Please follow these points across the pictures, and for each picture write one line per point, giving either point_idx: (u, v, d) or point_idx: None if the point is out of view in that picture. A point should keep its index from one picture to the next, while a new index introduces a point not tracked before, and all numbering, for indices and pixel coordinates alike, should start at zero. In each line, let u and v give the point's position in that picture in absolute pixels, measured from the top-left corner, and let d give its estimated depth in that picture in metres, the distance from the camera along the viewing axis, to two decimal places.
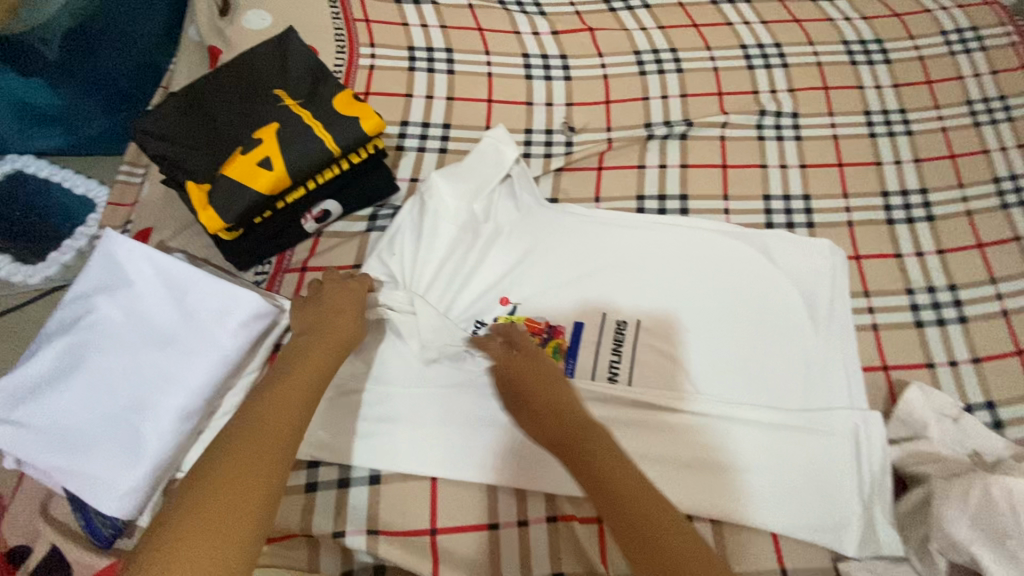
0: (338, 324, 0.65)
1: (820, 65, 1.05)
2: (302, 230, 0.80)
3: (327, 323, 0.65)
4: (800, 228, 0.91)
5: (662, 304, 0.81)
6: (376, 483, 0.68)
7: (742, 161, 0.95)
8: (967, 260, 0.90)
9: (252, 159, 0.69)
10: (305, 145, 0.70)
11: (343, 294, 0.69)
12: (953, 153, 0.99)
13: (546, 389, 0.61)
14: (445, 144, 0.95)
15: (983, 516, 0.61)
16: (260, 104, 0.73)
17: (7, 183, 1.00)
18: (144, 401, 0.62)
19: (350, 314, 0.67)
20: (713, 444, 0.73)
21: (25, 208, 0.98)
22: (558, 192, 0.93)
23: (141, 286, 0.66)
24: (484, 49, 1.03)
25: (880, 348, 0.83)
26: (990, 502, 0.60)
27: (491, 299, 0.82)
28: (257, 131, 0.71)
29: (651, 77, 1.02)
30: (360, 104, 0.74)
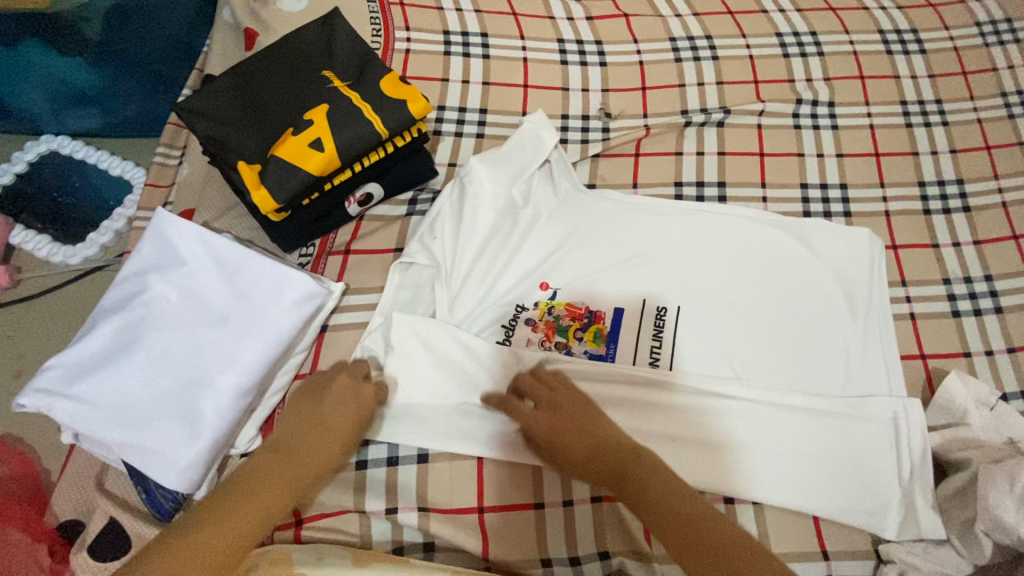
0: (326, 443, 0.61)
1: (855, 54, 1.05)
2: (346, 213, 0.80)
3: (312, 441, 0.60)
4: (837, 216, 0.92)
5: (700, 290, 0.82)
6: (424, 461, 0.69)
7: (780, 150, 0.95)
8: (1004, 252, 0.90)
9: (303, 140, 0.68)
10: (356, 128, 0.70)
11: (350, 402, 0.64)
12: (988, 145, 0.98)
13: (580, 439, 0.63)
14: (482, 129, 0.95)
15: None
16: (309, 85, 0.73)
17: (44, 166, 1.00)
18: (201, 378, 0.63)
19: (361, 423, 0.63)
20: (760, 430, 0.73)
21: (64, 189, 0.99)
22: (596, 178, 0.93)
23: (194, 265, 0.67)
24: (520, 34, 1.03)
25: (918, 337, 0.83)
26: None
27: (531, 284, 0.82)
28: (307, 112, 0.70)
29: (687, 64, 1.02)
30: (407, 87, 0.74)
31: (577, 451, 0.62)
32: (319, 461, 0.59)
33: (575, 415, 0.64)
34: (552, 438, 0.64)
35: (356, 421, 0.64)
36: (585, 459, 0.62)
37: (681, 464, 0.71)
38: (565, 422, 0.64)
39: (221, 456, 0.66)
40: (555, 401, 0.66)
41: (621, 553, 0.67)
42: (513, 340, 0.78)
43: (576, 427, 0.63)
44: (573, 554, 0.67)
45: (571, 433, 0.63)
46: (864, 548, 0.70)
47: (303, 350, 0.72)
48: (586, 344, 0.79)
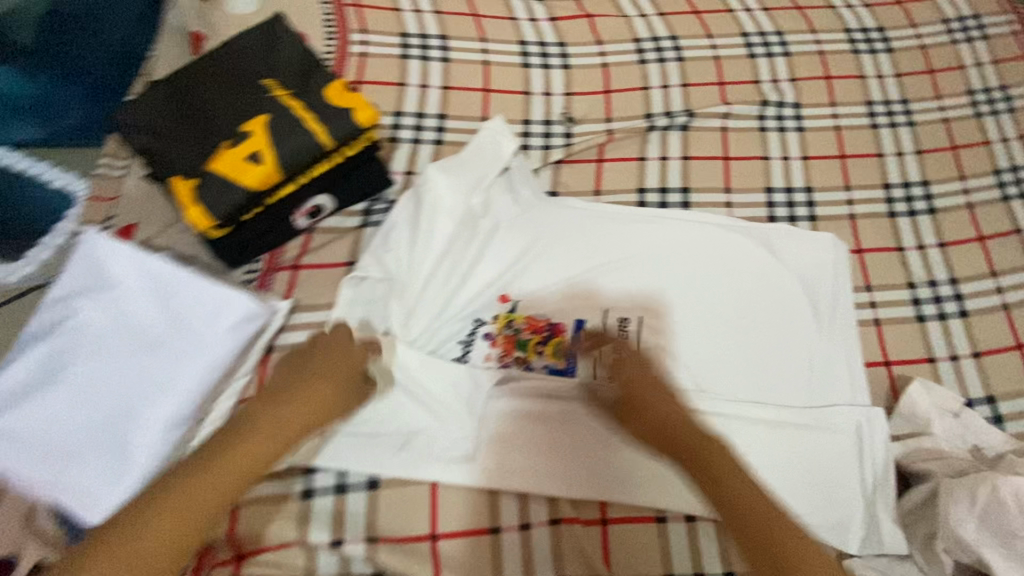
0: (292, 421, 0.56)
1: (822, 53, 1.03)
2: (293, 226, 0.76)
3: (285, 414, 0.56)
4: (802, 221, 0.90)
5: (663, 300, 0.80)
6: (375, 488, 0.66)
7: (745, 153, 0.94)
8: (969, 254, 0.89)
9: (240, 153, 0.65)
10: (297, 139, 0.67)
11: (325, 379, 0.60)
12: (955, 145, 0.98)
13: (660, 418, 0.64)
14: (441, 136, 0.91)
15: (993, 517, 0.60)
16: (248, 94, 0.69)
17: None
18: (136, 408, 0.60)
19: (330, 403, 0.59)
20: (724, 445, 0.71)
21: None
22: (558, 185, 0.90)
23: (127, 288, 0.64)
24: (480, 36, 1.00)
25: (883, 344, 0.82)
26: (1000, 503, 0.60)
27: (491, 297, 0.79)
28: (245, 123, 0.67)
29: (651, 66, 1.00)
30: (353, 95, 0.71)
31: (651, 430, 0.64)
32: (287, 437, 0.55)
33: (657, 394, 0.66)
34: (628, 398, 0.67)
35: (331, 395, 0.60)
36: (658, 439, 0.63)
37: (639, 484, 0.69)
38: (649, 400, 0.65)
39: None
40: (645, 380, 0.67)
41: None
42: (472, 356, 0.76)
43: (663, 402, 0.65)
44: None
45: (654, 413, 0.64)
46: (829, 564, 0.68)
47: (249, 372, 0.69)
48: (547, 358, 0.76)
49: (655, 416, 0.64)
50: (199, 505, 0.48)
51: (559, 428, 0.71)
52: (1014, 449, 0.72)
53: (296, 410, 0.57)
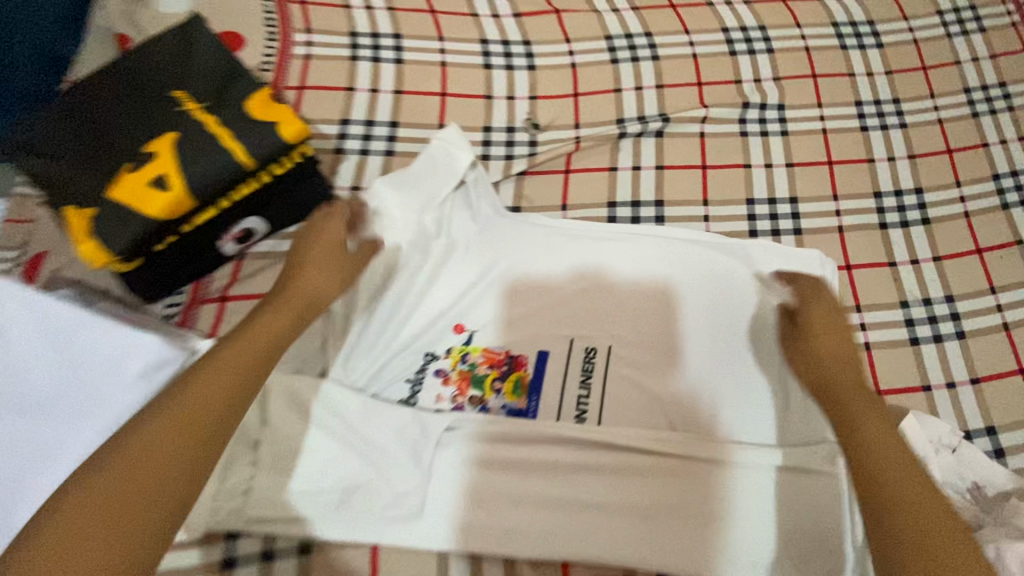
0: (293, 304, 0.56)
1: (807, 50, 0.96)
2: (221, 253, 0.68)
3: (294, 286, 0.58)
4: (787, 234, 0.83)
5: (634, 327, 0.73)
6: (307, 554, 0.59)
7: (724, 161, 0.86)
8: (966, 268, 0.82)
9: (143, 177, 0.57)
10: (210, 159, 0.59)
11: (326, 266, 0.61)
12: (950, 148, 0.91)
13: (839, 366, 0.61)
14: (392, 146, 0.84)
15: None
16: (155, 108, 0.61)
17: None
18: (15, 481, 0.51)
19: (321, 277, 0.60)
20: (700, 493, 0.64)
21: None
22: (521, 199, 0.83)
23: (14, 336, 0.56)
24: (438, 34, 0.92)
25: (873, 371, 0.75)
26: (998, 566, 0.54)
27: (444, 327, 0.72)
28: (150, 142, 0.59)
29: (624, 65, 0.92)
30: (278, 106, 0.63)
31: (851, 380, 0.59)
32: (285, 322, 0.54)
33: (845, 351, 0.62)
34: (808, 325, 0.65)
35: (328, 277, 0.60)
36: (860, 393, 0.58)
37: (608, 541, 0.62)
38: (834, 344, 0.63)
39: None
40: (828, 328, 0.64)
41: None
42: (421, 398, 0.68)
43: (839, 353, 0.62)
44: None
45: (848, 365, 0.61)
46: None
47: None
48: (505, 397, 0.69)
49: (834, 347, 0.62)
50: (223, 380, 0.46)
51: (516, 477, 0.64)
52: (1017, 490, 0.66)
53: (289, 295, 0.58)
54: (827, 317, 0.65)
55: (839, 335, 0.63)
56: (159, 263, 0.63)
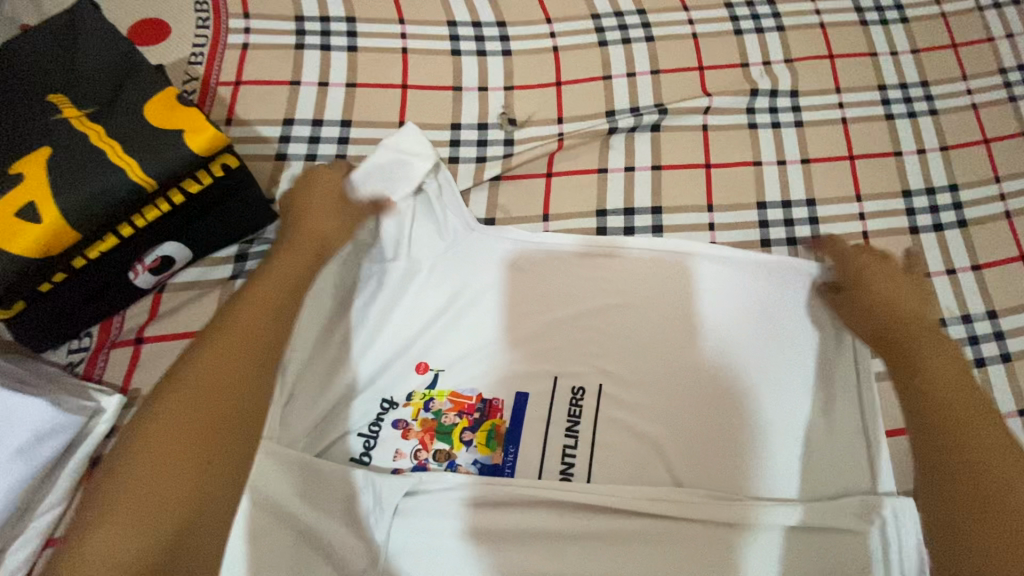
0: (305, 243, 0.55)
1: (823, 26, 0.84)
2: (134, 286, 0.57)
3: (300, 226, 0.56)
4: (804, 242, 0.72)
5: (629, 361, 0.62)
6: None
7: (731, 158, 0.75)
8: (1011, 278, 0.71)
9: (7, 207, 0.46)
10: (95, 180, 0.47)
11: (326, 206, 0.58)
12: (987, 138, 0.79)
13: (901, 305, 0.56)
14: (344, 149, 0.72)
15: None
16: (24, 117, 0.49)
17: None
18: None
19: (325, 215, 0.57)
20: (711, 564, 0.53)
21: None
22: (495, 209, 0.72)
23: None
24: (397, 16, 0.79)
25: None
26: None
27: (405, 367, 0.61)
28: (17, 161, 0.47)
29: (613, 48, 0.80)
30: (184, 110, 0.51)
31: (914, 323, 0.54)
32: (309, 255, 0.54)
33: (901, 291, 0.57)
34: (858, 278, 0.60)
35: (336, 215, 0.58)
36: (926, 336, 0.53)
37: None
38: (886, 285, 0.58)
39: None
40: (883, 271, 0.59)
41: None
42: (376, 455, 0.58)
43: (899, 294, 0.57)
44: None
45: (903, 304, 0.56)
46: None
47: (55, 504, 0.50)
48: (476, 450, 0.59)
49: (890, 291, 0.57)
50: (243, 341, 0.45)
51: (488, 550, 0.53)
52: None
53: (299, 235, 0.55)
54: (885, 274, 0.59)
55: (892, 285, 0.58)
56: (44, 304, 0.52)
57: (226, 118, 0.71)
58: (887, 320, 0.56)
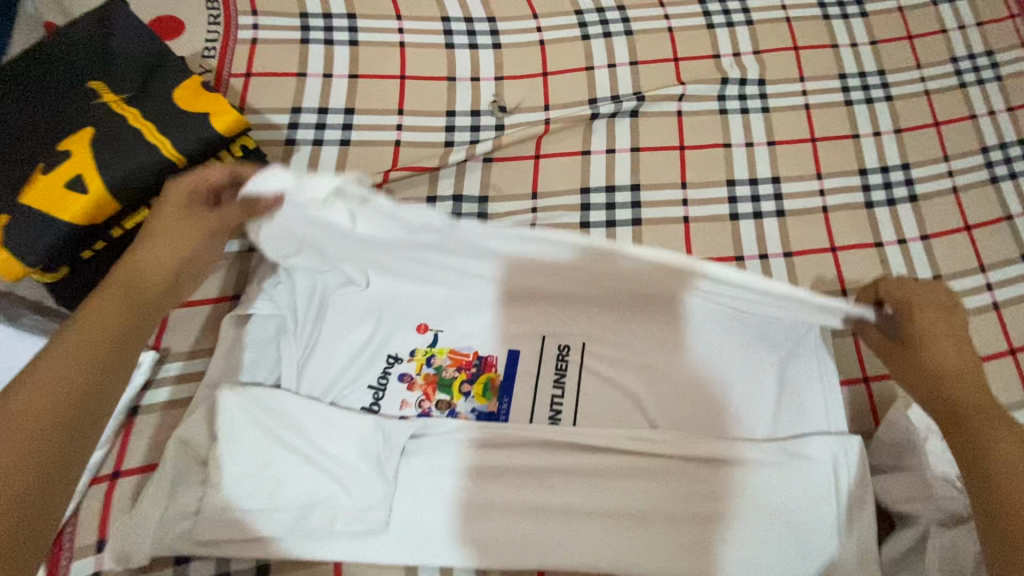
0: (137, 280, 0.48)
1: (789, 21, 0.91)
2: None
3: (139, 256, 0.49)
4: (769, 216, 0.79)
5: (611, 321, 0.69)
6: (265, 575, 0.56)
7: (703, 141, 0.82)
8: (955, 247, 0.79)
9: (57, 180, 0.52)
10: (133, 157, 0.53)
11: (176, 232, 0.50)
12: (937, 121, 0.86)
13: (950, 359, 0.52)
14: (347, 135, 0.78)
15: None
16: (68, 100, 0.55)
17: None
18: None
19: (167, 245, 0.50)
20: (683, 494, 0.61)
21: None
22: (488, 188, 0.78)
23: None
24: (395, 13, 0.85)
25: (862, 357, 0.71)
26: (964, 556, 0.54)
27: (408, 327, 0.68)
28: (65, 140, 0.53)
29: (595, 41, 0.87)
30: (211, 95, 0.57)
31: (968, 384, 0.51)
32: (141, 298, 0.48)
33: (955, 337, 0.53)
34: (909, 332, 0.54)
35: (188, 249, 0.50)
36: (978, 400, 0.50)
37: (585, 547, 0.58)
38: (939, 333, 0.53)
39: None
40: (932, 314, 0.54)
41: None
42: (384, 405, 0.64)
43: (952, 345, 0.52)
44: None
45: (952, 358, 0.52)
46: None
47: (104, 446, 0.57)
48: (474, 400, 0.65)
49: (941, 340, 0.53)
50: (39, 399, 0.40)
51: (487, 484, 0.60)
52: None
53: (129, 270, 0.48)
54: (945, 324, 0.53)
55: (956, 341, 0.52)
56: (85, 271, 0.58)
57: (239, 107, 0.77)
58: (945, 392, 0.52)
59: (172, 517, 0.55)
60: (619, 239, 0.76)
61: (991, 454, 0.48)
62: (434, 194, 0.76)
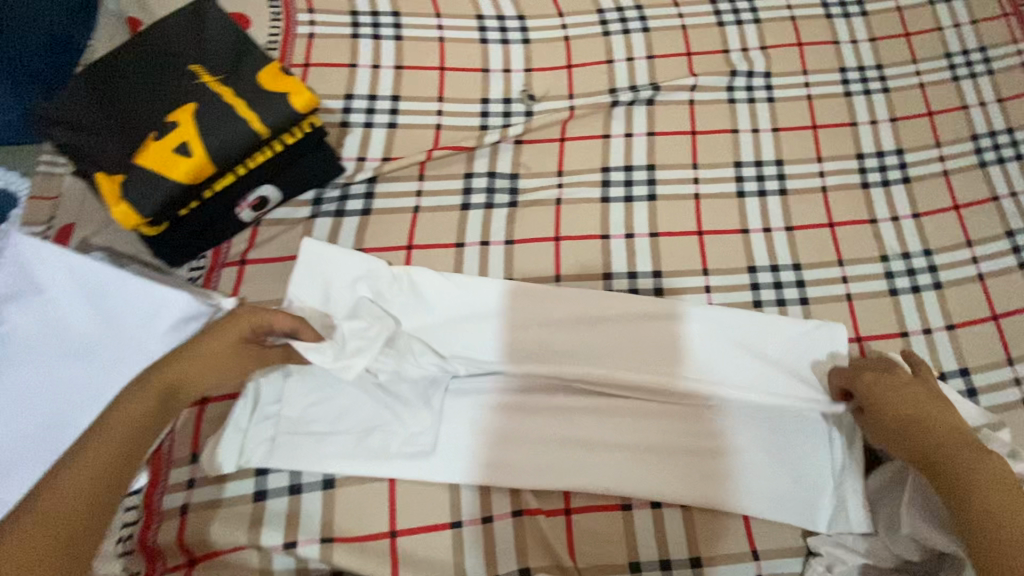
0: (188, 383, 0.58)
1: (793, 19, 0.99)
2: (239, 219, 0.73)
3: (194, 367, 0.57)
4: (773, 194, 0.87)
5: None
6: (331, 487, 0.64)
7: (713, 127, 0.90)
8: (944, 224, 0.87)
9: (167, 146, 0.62)
10: (229, 128, 0.64)
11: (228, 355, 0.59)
12: (930, 111, 0.94)
13: (904, 408, 0.62)
14: (394, 119, 0.87)
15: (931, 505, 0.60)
16: (174, 81, 0.66)
17: None
18: (66, 419, 0.58)
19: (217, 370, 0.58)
20: (691, 429, 0.69)
21: None
22: (519, 166, 0.87)
23: (55, 292, 0.61)
24: (435, 11, 0.95)
25: (854, 319, 0.80)
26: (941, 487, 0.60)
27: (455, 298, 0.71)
28: (173, 113, 0.64)
29: (615, 37, 0.96)
30: (289, 78, 0.67)
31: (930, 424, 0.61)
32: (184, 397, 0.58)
33: (907, 389, 0.64)
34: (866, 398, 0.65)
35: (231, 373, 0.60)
36: (942, 435, 0.60)
37: (605, 471, 0.67)
38: (892, 390, 0.64)
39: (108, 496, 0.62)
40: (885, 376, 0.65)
41: (543, 569, 0.64)
42: None
43: (904, 397, 0.63)
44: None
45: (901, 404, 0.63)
46: (796, 543, 0.67)
47: None
48: None
49: (897, 396, 0.63)
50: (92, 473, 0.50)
51: (519, 417, 0.69)
52: (989, 421, 0.70)
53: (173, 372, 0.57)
54: (890, 382, 0.65)
55: (905, 394, 0.63)
56: (181, 226, 0.70)
57: None
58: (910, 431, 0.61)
59: (254, 440, 0.64)
60: (636, 212, 0.84)
61: (968, 483, 0.55)
62: (471, 169, 0.85)
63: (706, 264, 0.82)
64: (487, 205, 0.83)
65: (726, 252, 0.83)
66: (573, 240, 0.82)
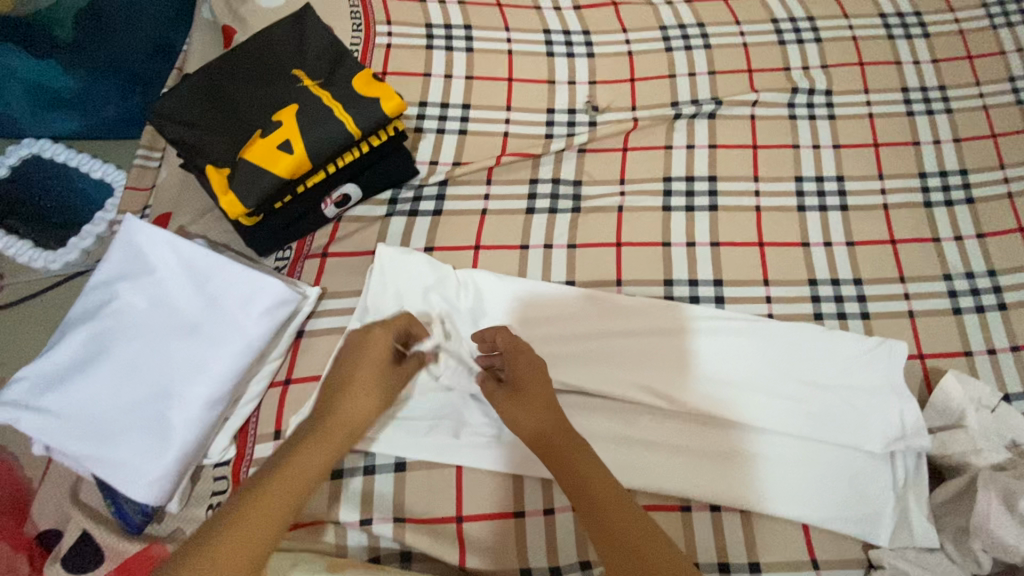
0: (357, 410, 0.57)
1: (854, 39, 1.01)
2: (323, 214, 0.79)
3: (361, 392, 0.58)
4: (834, 210, 0.88)
5: None
6: (402, 470, 0.68)
7: (774, 142, 0.92)
8: (1008, 245, 0.86)
9: (272, 142, 0.68)
10: (326, 128, 0.69)
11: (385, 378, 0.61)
12: (994, 132, 0.94)
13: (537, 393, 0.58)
14: (465, 125, 0.92)
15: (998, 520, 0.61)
16: (279, 84, 0.72)
17: (54, 183, 0.97)
18: (168, 389, 0.63)
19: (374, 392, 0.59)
20: (749, 436, 0.70)
21: (58, 204, 0.96)
22: (582, 174, 0.90)
23: (164, 274, 0.67)
24: (505, 25, 0.99)
25: (916, 337, 0.80)
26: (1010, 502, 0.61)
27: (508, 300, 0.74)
28: (277, 113, 0.70)
29: (678, 53, 0.98)
30: (380, 84, 0.72)
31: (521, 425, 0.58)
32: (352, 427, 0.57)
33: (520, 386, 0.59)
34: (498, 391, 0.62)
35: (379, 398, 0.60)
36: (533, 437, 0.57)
37: (665, 471, 0.68)
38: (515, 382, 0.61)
39: (196, 466, 0.67)
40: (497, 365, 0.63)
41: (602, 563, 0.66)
42: None
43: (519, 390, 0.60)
44: (552, 567, 0.65)
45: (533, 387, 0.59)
46: (855, 555, 0.67)
47: (277, 357, 0.71)
48: None
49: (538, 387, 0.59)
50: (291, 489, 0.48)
51: (582, 414, 0.71)
52: None
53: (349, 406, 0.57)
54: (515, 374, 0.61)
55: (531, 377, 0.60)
56: (273, 220, 0.76)
57: None
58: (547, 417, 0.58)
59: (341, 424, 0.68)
60: (697, 222, 0.86)
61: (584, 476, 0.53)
62: (536, 176, 0.89)
63: (767, 275, 0.83)
64: (551, 210, 0.86)
65: (787, 265, 0.84)
66: (634, 247, 0.84)
